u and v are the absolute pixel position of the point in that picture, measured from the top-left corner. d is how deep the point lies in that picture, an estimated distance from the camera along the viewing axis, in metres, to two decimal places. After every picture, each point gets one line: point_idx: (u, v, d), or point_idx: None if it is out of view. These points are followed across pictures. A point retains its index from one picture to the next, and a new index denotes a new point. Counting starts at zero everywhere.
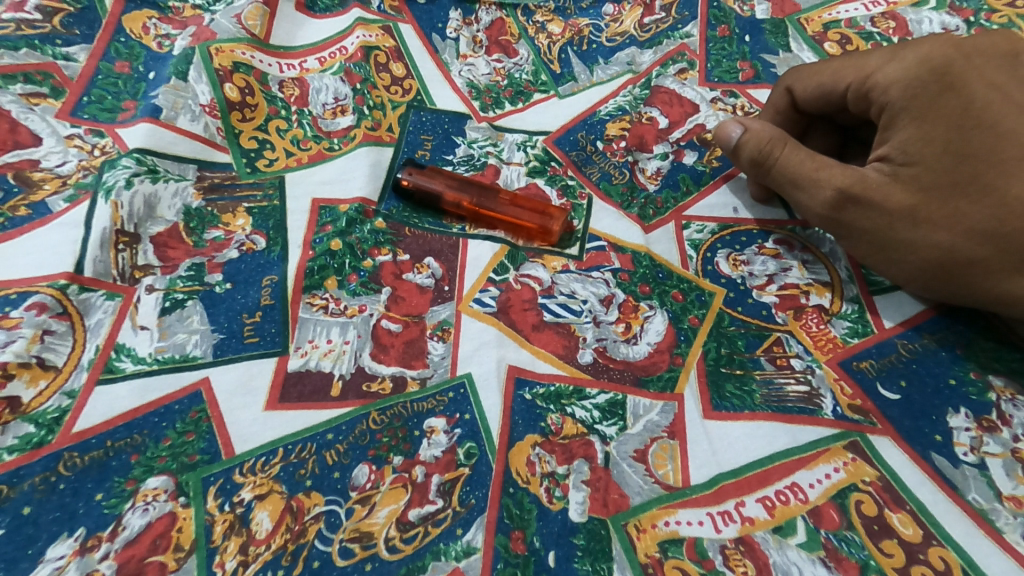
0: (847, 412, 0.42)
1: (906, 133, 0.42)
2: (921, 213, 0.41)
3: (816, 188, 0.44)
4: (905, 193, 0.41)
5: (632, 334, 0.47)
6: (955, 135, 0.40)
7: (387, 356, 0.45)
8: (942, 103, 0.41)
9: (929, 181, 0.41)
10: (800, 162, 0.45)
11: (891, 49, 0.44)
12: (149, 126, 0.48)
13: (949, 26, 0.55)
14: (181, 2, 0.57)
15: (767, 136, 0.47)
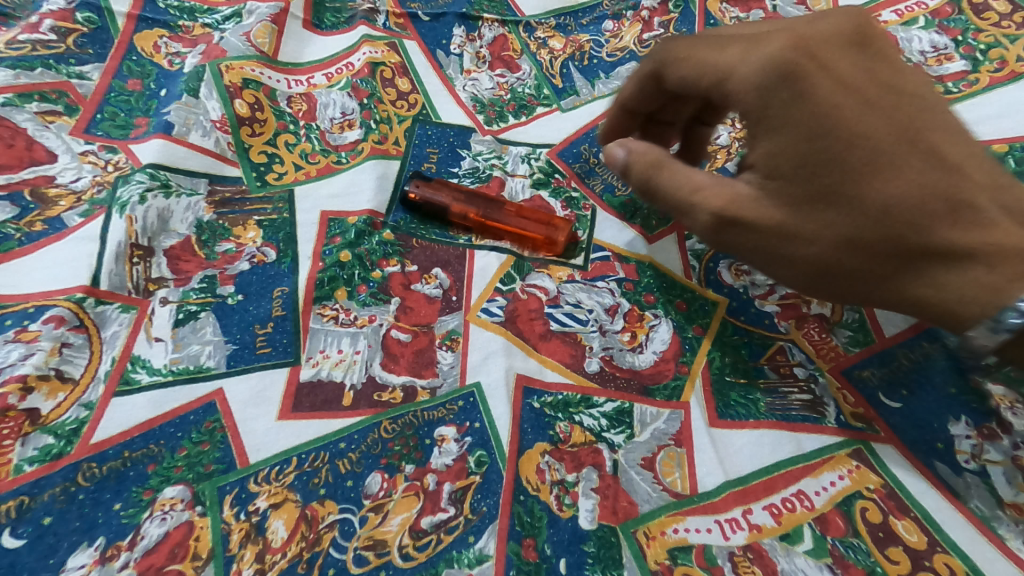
0: (851, 420, 0.42)
1: (769, 143, 0.39)
2: (794, 227, 0.39)
3: (694, 213, 0.41)
4: (775, 209, 0.39)
5: (638, 343, 0.47)
6: (808, 144, 0.38)
7: (397, 366, 0.45)
8: (790, 109, 0.38)
9: (802, 192, 0.38)
10: (678, 187, 0.41)
11: (748, 41, 0.40)
12: (161, 142, 0.49)
13: (938, 46, 0.54)
14: (191, 20, 0.58)
15: (648, 158, 0.42)
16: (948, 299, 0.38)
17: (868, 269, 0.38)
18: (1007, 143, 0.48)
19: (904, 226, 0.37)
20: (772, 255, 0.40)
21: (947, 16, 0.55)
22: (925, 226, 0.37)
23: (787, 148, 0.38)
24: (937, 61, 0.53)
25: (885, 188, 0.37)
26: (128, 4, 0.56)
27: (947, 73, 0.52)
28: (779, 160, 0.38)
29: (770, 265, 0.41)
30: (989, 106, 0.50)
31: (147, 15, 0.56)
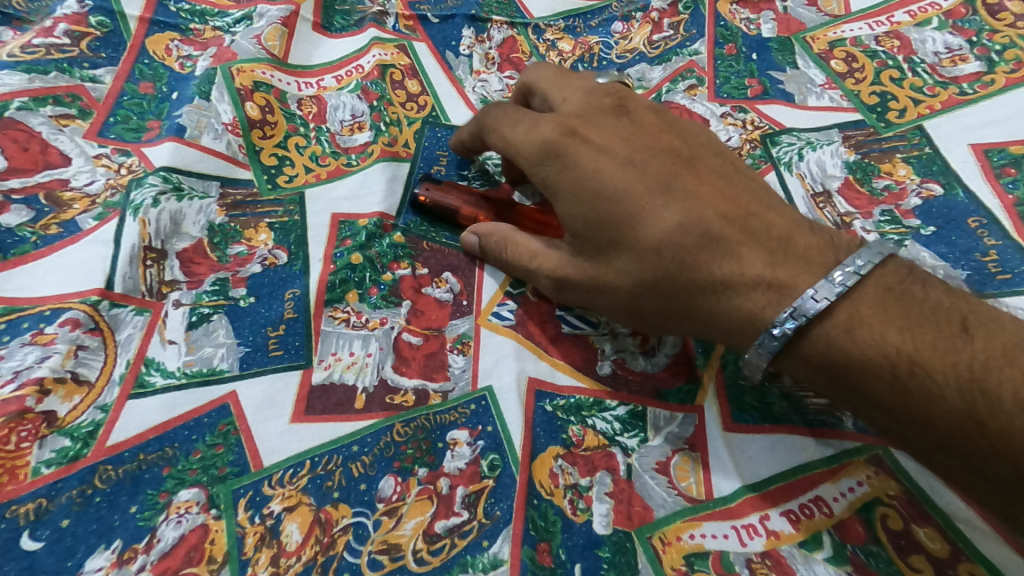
0: (868, 425, 0.42)
1: (566, 205, 0.43)
2: (600, 281, 0.43)
3: (535, 277, 0.46)
4: (585, 265, 0.43)
5: (651, 346, 0.47)
6: (585, 208, 0.42)
7: (409, 369, 0.45)
8: (566, 175, 0.43)
9: (593, 247, 0.43)
10: (516, 256, 0.47)
11: (529, 120, 0.47)
12: (173, 145, 0.49)
13: (952, 47, 0.53)
14: (202, 23, 0.58)
15: (494, 236, 0.48)
16: (723, 326, 0.40)
17: (665, 309, 0.42)
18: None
19: (684, 266, 0.40)
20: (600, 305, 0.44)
21: (961, 17, 0.54)
22: (691, 263, 0.40)
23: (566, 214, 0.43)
24: (950, 63, 0.52)
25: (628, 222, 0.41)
26: (140, 7, 0.56)
27: (961, 75, 0.52)
28: (572, 224, 0.43)
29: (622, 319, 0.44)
30: (1005, 108, 0.49)
31: (159, 18, 0.56)
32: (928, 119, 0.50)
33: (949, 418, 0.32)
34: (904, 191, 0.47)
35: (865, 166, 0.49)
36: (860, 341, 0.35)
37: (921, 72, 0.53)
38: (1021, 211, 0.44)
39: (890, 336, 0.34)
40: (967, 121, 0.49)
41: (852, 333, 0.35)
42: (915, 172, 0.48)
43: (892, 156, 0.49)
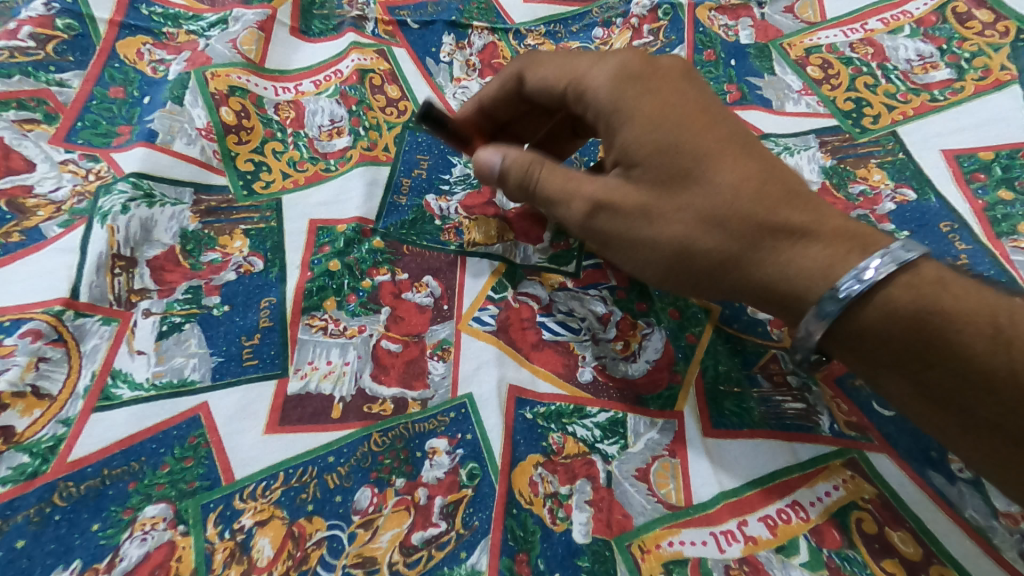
0: (844, 429, 0.42)
1: (629, 131, 0.39)
2: (655, 210, 0.38)
3: (570, 203, 0.41)
4: (640, 192, 0.39)
5: (631, 351, 0.47)
6: (655, 133, 0.38)
7: (387, 377, 0.44)
8: (640, 98, 0.39)
9: (657, 176, 0.38)
10: (552, 184, 0.42)
11: (596, 52, 0.43)
12: (144, 150, 0.48)
13: (924, 54, 0.54)
14: (175, 27, 0.57)
15: (523, 159, 0.43)
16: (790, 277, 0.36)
17: (722, 252, 0.37)
18: (995, 151, 0.48)
19: (761, 206, 0.36)
20: (647, 241, 0.39)
21: (932, 25, 0.56)
22: (771, 202, 0.36)
23: (631, 138, 0.39)
24: (922, 70, 0.53)
25: (703, 152, 0.37)
26: (110, 11, 0.55)
27: (933, 81, 0.53)
28: (636, 149, 0.39)
29: (667, 258, 0.39)
30: (975, 114, 0.50)
31: (130, 22, 0.55)
32: (902, 125, 0.51)
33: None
34: (879, 196, 0.48)
35: (841, 171, 0.49)
36: (953, 296, 0.33)
37: (894, 79, 0.54)
38: (990, 216, 0.45)
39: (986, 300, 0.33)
40: (939, 128, 0.50)
41: (944, 293, 0.33)
42: (888, 178, 0.48)
43: (867, 161, 0.49)
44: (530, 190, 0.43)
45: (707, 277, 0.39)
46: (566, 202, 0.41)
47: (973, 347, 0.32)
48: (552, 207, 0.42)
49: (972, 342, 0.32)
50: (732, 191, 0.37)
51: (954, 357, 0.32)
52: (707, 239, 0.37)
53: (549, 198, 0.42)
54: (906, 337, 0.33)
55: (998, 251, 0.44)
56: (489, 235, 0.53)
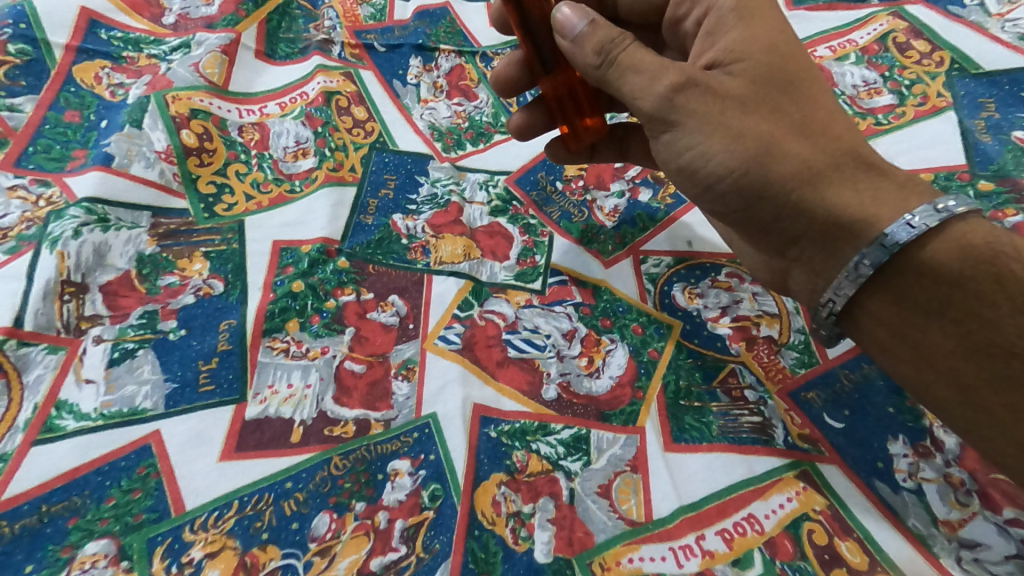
0: (798, 442, 0.43)
1: (734, 34, 0.38)
2: (751, 103, 0.36)
3: (652, 77, 0.37)
4: (738, 83, 0.37)
5: (595, 368, 0.48)
6: (778, 39, 0.37)
7: (350, 399, 0.44)
8: (760, 10, 0.39)
9: (761, 72, 0.37)
10: (638, 56, 0.38)
11: None
12: (99, 174, 0.48)
13: (868, 81, 0.53)
14: (136, 51, 0.56)
15: (615, 27, 0.38)
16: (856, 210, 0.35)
17: (808, 162, 0.35)
18: (935, 172, 0.48)
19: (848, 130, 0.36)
20: (735, 128, 0.36)
21: (875, 53, 0.55)
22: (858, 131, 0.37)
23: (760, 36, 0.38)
24: (867, 96, 0.52)
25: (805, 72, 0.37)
26: (67, 35, 0.54)
27: (877, 106, 0.52)
28: (746, 47, 0.37)
29: (739, 138, 0.36)
30: (917, 137, 0.50)
31: (87, 46, 0.55)
32: None
33: None
34: None
35: None
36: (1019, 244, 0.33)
37: (843, 103, 0.52)
38: None
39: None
40: (885, 149, 0.49)
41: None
42: None
43: None
44: (609, 56, 0.38)
45: (779, 177, 0.36)
46: (646, 76, 0.37)
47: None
48: (632, 76, 0.38)
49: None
50: (825, 108, 0.37)
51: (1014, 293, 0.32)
52: (795, 142, 0.36)
53: (630, 66, 0.38)
54: (971, 266, 0.33)
55: None
56: (456, 253, 0.53)
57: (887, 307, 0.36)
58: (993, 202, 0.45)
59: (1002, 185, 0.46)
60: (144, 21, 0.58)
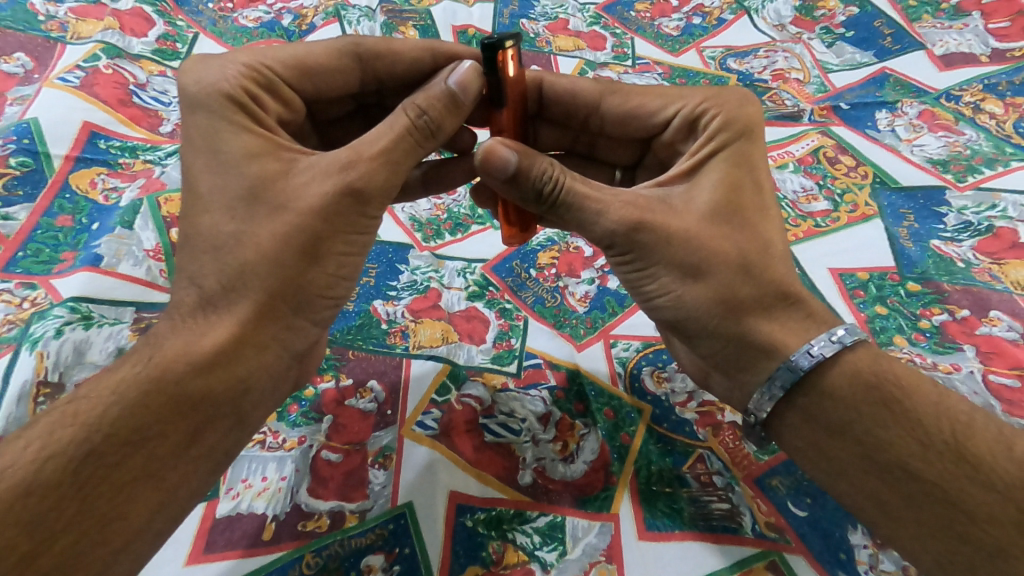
0: (765, 530, 0.45)
1: (711, 175, 0.43)
2: (696, 238, 0.40)
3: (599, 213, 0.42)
4: (689, 220, 0.41)
5: (570, 452, 0.49)
6: (742, 186, 0.42)
7: (325, 490, 0.45)
8: (738, 156, 0.44)
9: (721, 209, 0.42)
10: (576, 192, 0.42)
11: (713, 93, 0.47)
12: (87, 274, 0.48)
13: (806, 187, 0.60)
14: (132, 157, 0.57)
15: (543, 166, 0.43)
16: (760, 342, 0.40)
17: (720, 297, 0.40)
18: (869, 272, 0.53)
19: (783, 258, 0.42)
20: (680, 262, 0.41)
21: (810, 164, 0.61)
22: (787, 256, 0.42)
23: (738, 181, 0.43)
24: (806, 201, 0.58)
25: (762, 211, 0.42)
26: (67, 146, 0.56)
27: (815, 211, 0.58)
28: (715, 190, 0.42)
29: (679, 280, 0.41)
30: (851, 239, 0.56)
31: (86, 155, 0.56)
32: (796, 245, 0.55)
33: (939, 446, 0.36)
34: None
35: None
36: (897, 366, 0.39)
37: (784, 206, 0.58)
38: (872, 328, 0.50)
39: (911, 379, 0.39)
40: (826, 248, 0.55)
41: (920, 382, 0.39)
42: None
43: None
44: (550, 199, 0.43)
45: (695, 311, 0.41)
46: (597, 209, 0.42)
47: (925, 419, 0.37)
48: (580, 211, 0.42)
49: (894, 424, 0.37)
50: (767, 248, 0.41)
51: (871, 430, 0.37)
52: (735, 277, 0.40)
53: (575, 203, 0.42)
54: (861, 393, 0.38)
55: None
56: (434, 337, 0.55)
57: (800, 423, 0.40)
58: (921, 301, 0.51)
59: (926, 287, 0.52)
60: (142, 130, 0.59)
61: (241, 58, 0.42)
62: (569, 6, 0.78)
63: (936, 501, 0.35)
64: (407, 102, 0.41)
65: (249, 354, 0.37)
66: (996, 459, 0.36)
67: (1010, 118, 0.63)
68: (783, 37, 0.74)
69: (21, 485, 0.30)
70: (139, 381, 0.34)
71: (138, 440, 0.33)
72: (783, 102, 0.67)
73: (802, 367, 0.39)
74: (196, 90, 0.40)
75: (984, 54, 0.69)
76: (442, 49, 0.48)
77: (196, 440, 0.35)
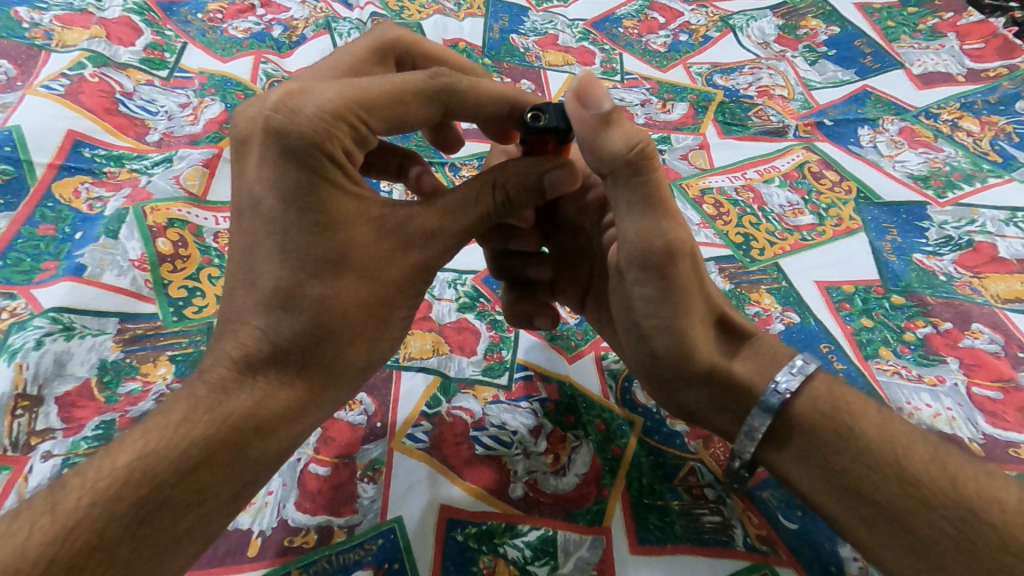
0: (756, 543, 0.45)
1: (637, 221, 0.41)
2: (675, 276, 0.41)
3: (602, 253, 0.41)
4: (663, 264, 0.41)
5: (561, 465, 0.48)
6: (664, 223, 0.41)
7: (313, 505, 0.44)
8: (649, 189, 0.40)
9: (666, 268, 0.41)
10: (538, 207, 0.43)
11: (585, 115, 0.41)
12: (69, 284, 0.47)
13: (792, 202, 0.61)
14: (118, 166, 0.57)
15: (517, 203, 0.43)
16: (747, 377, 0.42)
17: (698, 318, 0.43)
18: (855, 284, 0.54)
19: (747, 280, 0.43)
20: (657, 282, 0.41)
21: (795, 179, 0.62)
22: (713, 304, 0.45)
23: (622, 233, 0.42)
24: (792, 215, 0.60)
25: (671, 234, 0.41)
26: (50, 154, 0.55)
27: (801, 225, 0.59)
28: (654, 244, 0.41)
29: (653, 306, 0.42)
30: (836, 253, 0.57)
31: (70, 164, 0.55)
32: (783, 258, 0.56)
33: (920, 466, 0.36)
34: (770, 317, 0.52)
35: (738, 295, 0.54)
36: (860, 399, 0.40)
37: (771, 220, 0.59)
38: (859, 340, 0.51)
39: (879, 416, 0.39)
40: (812, 262, 0.56)
41: (863, 408, 0.39)
42: (777, 302, 0.53)
43: (758, 286, 0.54)
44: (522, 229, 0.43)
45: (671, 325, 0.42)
46: None
47: (871, 443, 0.37)
48: None
49: (880, 436, 0.38)
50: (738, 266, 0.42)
51: (861, 437, 0.38)
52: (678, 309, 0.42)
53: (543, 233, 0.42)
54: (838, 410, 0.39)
55: (868, 373, 0.48)
56: (425, 349, 0.55)
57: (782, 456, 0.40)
58: (906, 314, 0.52)
59: (910, 300, 0.53)
60: (128, 139, 0.59)
61: (333, 104, 0.36)
62: (558, 22, 0.80)
63: (887, 523, 0.36)
64: (495, 184, 0.42)
65: (308, 418, 0.38)
66: (934, 478, 0.36)
67: (986, 137, 0.65)
68: (768, 55, 0.76)
69: (83, 546, 0.29)
70: (198, 431, 0.34)
71: (191, 495, 0.32)
72: (768, 117, 0.68)
73: (773, 404, 0.40)
74: (295, 141, 0.36)
75: (960, 73, 0.71)
76: (527, 106, 0.44)
77: (244, 495, 0.35)
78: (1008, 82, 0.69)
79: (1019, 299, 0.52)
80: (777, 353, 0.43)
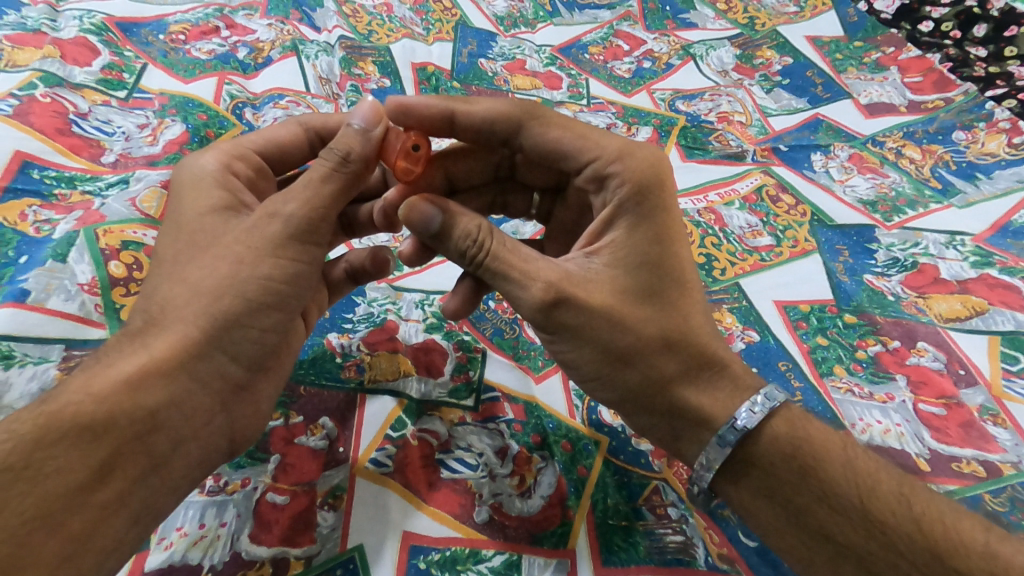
0: (718, 562, 0.45)
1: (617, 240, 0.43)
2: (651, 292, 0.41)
3: (529, 283, 0.41)
4: (610, 292, 0.41)
5: (526, 487, 0.48)
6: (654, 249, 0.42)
7: (269, 536, 0.43)
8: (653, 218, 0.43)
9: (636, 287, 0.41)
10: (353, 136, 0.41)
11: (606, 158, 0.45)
12: (9, 310, 0.45)
13: (751, 223, 0.63)
14: (69, 188, 0.55)
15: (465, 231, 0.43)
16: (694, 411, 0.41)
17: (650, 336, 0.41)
18: (811, 304, 0.56)
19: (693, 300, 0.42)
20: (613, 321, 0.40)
21: (754, 202, 0.65)
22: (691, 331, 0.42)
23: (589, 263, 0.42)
24: (751, 236, 0.61)
25: (670, 257, 0.42)
26: None
27: (760, 246, 0.61)
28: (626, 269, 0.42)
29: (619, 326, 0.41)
30: (793, 273, 0.58)
31: (17, 185, 0.53)
32: (743, 278, 0.58)
33: (884, 506, 0.38)
34: (731, 336, 0.53)
35: None
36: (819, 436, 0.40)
37: (732, 241, 0.61)
38: (814, 358, 0.52)
39: (850, 462, 0.39)
40: (769, 282, 0.58)
41: (825, 448, 0.40)
42: (738, 321, 0.54)
43: (720, 306, 0.55)
44: (473, 260, 0.43)
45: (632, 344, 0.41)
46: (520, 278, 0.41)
47: (834, 484, 0.39)
48: (501, 282, 0.42)
49: (865, 471, 0.39)
50: (681, 286, 0.42)
51: (824, 473, 0.39)
52: (683, 312, 0.42)
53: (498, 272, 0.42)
54: (793, 457, 0.40)
55: (823, 391, 0.50)
56: (390, 370, 0.54)
57: (755, 499, 0.40)
58: (858, 332, 0.54)
59: (862, 319, 0.55)
60: (81, 160, 0.57)
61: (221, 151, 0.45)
62: (526, 47, 0.81)
63: (851, 564, 0.37)
64: (327, 149, 0.41)
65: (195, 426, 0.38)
66: (899, 518, 0.37)
67: (927, 164, 0.69)
68: (726, 82, 0.79)
69: None
70: (56, 421, 0.34)
71: (38, 478, 0.32)
72: (728, 142, 0.71)
73: (729, 444, 0.40)
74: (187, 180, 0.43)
75: (902, 104, 0.76)
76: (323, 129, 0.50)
77: (103, 482, 0.34)
78: (945, 114, 0.74)
79: (960, 318, 0.55)
80: (742, 384, 0.42)
